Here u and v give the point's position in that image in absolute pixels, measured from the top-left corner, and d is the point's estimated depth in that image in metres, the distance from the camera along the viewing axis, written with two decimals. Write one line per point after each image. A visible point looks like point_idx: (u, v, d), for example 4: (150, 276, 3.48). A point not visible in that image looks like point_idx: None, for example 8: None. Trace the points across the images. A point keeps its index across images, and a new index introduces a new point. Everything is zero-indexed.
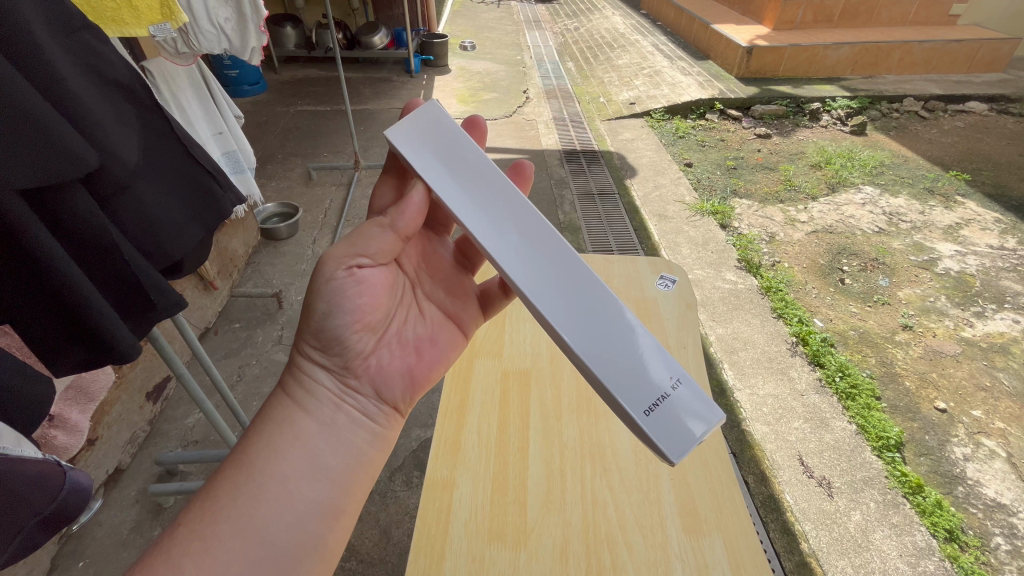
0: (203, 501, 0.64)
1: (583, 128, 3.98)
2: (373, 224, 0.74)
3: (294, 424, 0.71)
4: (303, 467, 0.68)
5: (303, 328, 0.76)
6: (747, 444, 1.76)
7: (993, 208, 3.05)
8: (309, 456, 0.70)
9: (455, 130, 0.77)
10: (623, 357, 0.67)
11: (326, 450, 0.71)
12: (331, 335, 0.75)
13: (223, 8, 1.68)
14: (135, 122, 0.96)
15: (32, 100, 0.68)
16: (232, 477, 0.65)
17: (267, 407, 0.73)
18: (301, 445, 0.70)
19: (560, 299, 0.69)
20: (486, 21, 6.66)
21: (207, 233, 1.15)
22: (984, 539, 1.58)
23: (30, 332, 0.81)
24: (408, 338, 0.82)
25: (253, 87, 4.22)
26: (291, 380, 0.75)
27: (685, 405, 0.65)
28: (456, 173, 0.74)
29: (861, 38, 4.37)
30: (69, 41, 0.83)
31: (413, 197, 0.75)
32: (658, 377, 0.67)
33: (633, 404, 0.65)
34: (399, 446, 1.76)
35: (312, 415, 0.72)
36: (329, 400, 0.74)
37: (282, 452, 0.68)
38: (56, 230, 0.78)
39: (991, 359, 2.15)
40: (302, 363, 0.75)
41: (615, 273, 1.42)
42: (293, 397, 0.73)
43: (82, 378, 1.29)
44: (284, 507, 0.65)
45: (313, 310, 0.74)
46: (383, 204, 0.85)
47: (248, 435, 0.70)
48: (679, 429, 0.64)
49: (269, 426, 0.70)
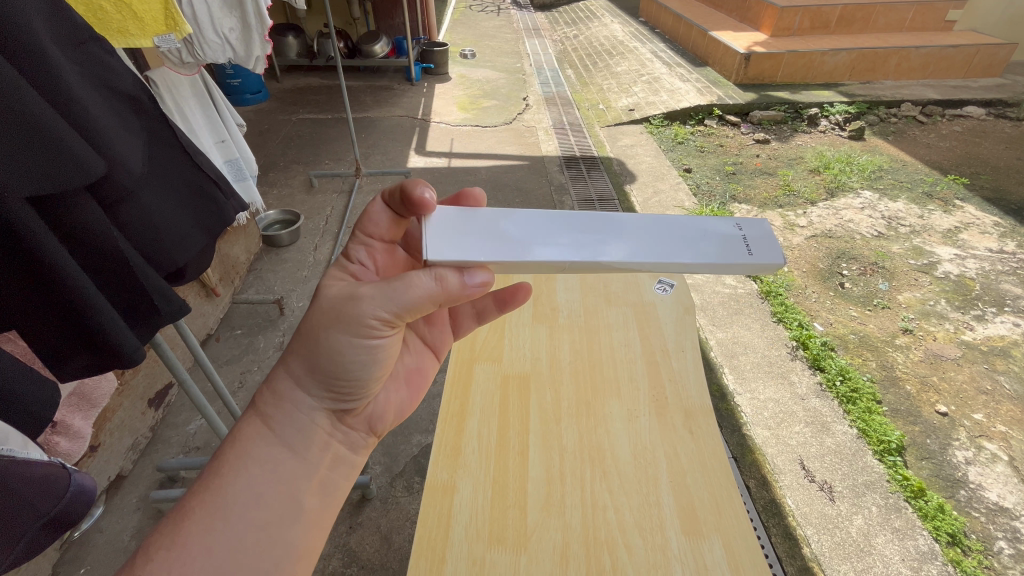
0: (173, 551, 0.57)
1: (582, 135, 4.00)
2: (427, 292, 0.63)
3: (277, 464, 0.66)
4: (284, 512, 0.64)
5: (320, 369, 0.68)
6: (748, 449, 1.77)
7: (992, 212, 3.05)
8: (293, 499, 0.65)
9: (454, 216, 0.73)
10: (714, 237, 0.73)
11: (306, 493, 0.67)
12: (347, 378, 0.69)
13: (227, 19, 1.71)
14: (140, 130, 0.98)
15: (40, 109, 0.70)
16: (206, 524, 0.59)
17: (246, 442, 0.65)
18: (281, 487, 0.65)
19: (663, 241, 0.72)
20: (486, 29, 6.72)
21: (210, 239, 1.17)
22: (988, 543, 1.58)
23: (38, 338, 0.82)
24: (398, 368, 0.83)
25: (254, 96, 4.27)
26: (280, 413, 0.68)
27: (753, 233, 0.75)
28: (498, 235, 0.71)
29: (858, 45, 4.41)
30: (77, 53, 0.86)
31: (477, 278, 0.65)
32: (728, 232, 0.74)
33: (745, 255, 0.71)
34: (400, 452, 1.76)
35: (299, 455, 0.68)
36: (319, 438, 0.70)
37: (264, 496, 0.63)
38: (66, 239, 0.80)
39: (992, 362, 2.15)
40: (300, 396, 0.69)
41: (613, 280, 1.44)
42: (280, 434, 0.67)
43: (85, 385, 1.30)
44: (265, 554, 0.61)
45: (338, 354, 0.66)
46: (377, 226, 0.80)
47: (224, 475, 0.63)
48: (763, 242, 0.73)
49: (250, 467, 0.64)
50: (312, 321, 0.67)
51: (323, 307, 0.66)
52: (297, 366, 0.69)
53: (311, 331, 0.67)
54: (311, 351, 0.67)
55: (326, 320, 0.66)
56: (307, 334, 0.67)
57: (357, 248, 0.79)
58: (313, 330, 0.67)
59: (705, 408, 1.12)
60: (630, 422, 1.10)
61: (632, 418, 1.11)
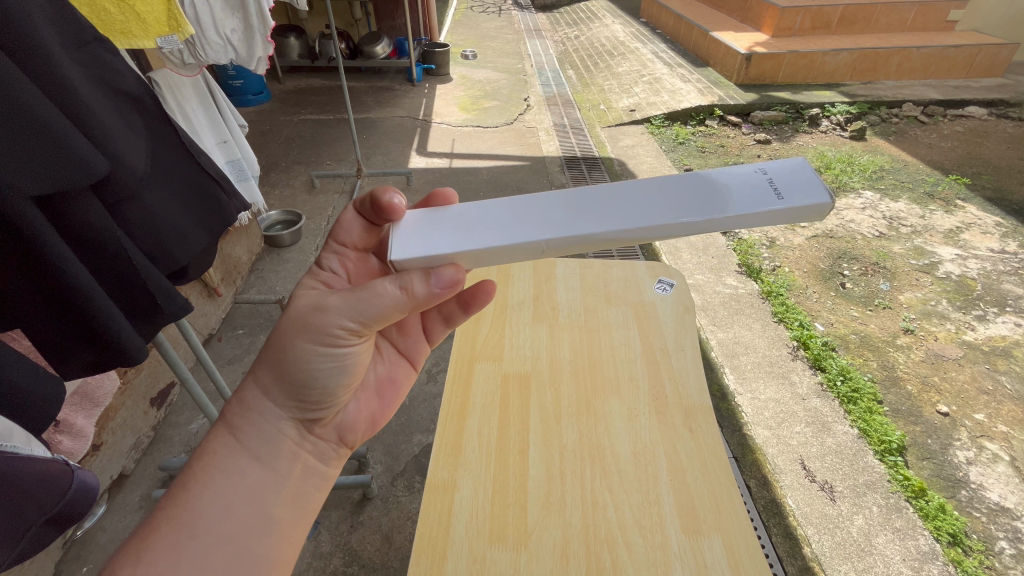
0: (139, 567, 0.58)
1: (583, 135, 4.00)
2: (393, 297, 0.64)
3: (244, 476, 0.67)
4: (251, 524, 0.65)
5: (287, 378, 0.69)
6: (749, 449, 1.77)
7: (994, 212, 3.05)
8: (260, 511, 0.66)
9: (428, 216, 0.73)
10: (733, 189, 0.68)
11: (276, 505, 0.68)
12: (316, 387, 0.71)
13: (229, 20, 1.72)
14: (144, 129, 0.99)
15: (44, 109, 0.70)
16: (172, 539, 0.60)
17: (213, 455, 0.66)
18: (250, 499, 0.66)
19: (675, 200, 0.68)
20: (487, 30, 6.73)
21: (213, 239, 1.17)
22: (989, 543, 1.57)
23: (41, 336, 0.83)
24: (370, 378, 0.84)
25: (256, 97, 4.28)
26: (247, 425, 0.69)
27: (781, 177, 0.69)
28: (481, 226, 0.70)
29: (859, 45, 4.41)
30: (81, 54, 0.86)
31: (441, 278, 0.64)
32: (752, 180, 0.69)
33: (771, 199, 0.66)
34: (402, 451, 1.77)
35: (268, 467, 0.69)
36: (287, 449, 0.71)
37: (230, 509, 0.64)
38: (67, 236, 0.80)
39: (993, 362, 2.15)
40: (267, 407, 0.70)
41: (613, 277, 1.45)
42: (248, 445, 0.69)
43: (88, 383, 1.31)
44: (234, 567, 0.62)
45: (305, 362, 0.68)
46: (348, 235, 0.82)
47: (191, 488, 0.64)
48: (795, 183, 0.68)
49: (217, 480, 0.65)
50: (281, 330, 0.69)
51: (290, 317, 0.69)
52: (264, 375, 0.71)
53: (279, 341, 0.69)
54: (279, 359, 0.69)
55: (293, 327, 0.68)
56: (276, 340, 0.69)
57: (329, 256, 0.81)
58: (281, 339, 0.69)
59: (705, 406, 1.12)
60: (629, 420, 1.10)
61: (632, 416, 1.11)
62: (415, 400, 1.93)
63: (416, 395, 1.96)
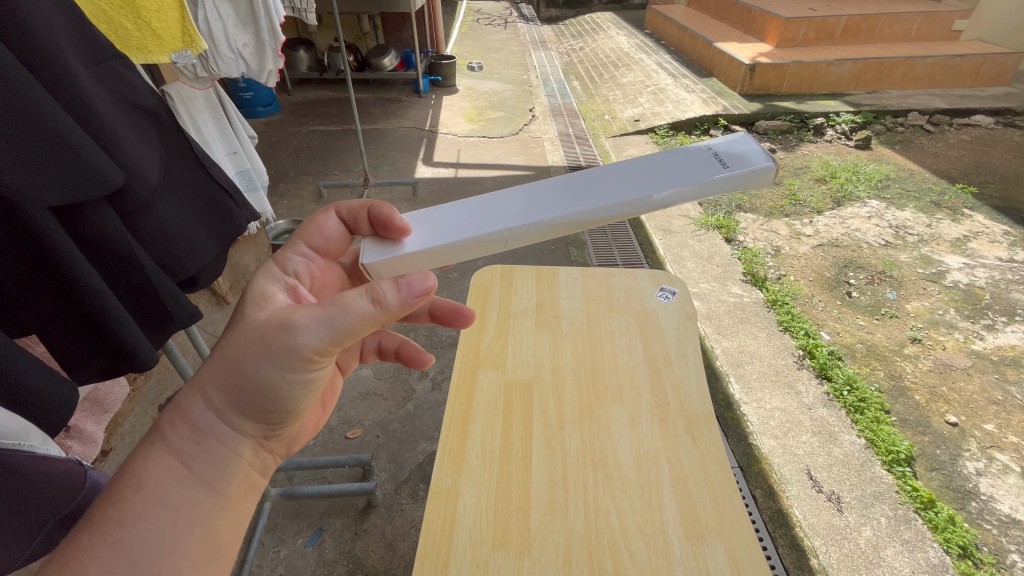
0: None
1: (588, 145, 4.03)
2: (362, 313, 0.63)
3: (193, 505, 0.58)
4: (199, 555, 0.57)
5: (252, 396, 0.64)
6: (755, 459, 1.75)
7: (1002, 221, 3.03)
8: (206, 543, 0.58)
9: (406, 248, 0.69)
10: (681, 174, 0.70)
11: (227, 533, 0.61)
12: (280, 405, 0.67)
13: (240, 35, 1.78)
14: (157, 141, 1.02)
15: (64, 123, 0.74)
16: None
17: (152, 484, 0.57)
18: (198, 530, 0.58)
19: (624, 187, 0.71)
20: (493, 42, 6.82)
21: (223, 248, 1.20)
22: (1000, 556, 1.55)
23: (53, 342, 0.84)
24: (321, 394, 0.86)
25: (266, 108, 4.36)
26: (199, 447, 0.61)
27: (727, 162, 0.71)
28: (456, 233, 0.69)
29: (863, 55, 4.43)
30: (100, 70, 0.90)
31: (413, 287, 0.65)
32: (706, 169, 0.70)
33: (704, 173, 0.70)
34: (406, 459, 1.78)
35: (218, 492, 0.61)
36: (242, 472, 0.65)
37: (175, 544, 0.56)
38: (84, 245, 0.83)
39: (1003, 373, 2.12)
40: (226, 428, 0.63)
41: (615, 286, 1.46)
42: (198, 470, 0.60)
43: (98, 390, 1.33)
44: None
45: (277, 376, 0.64)
46: (328, 237, 0.82)
47: (129, 525, 0.54)
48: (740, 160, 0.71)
49: (161, 514, 0.56)
50: (246, 341, 0.64)
51: (255, 330, 0.64)
52: (215, 400, 0.63)
53: (245, 351, 0.63)
54: (243, 379, 0.63)
55: (257, 343, 0.63)
56: (235, 356, 0.63)
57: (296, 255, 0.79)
58: (247, 352, 0.63)
59: (706, 413, 1.13)
60: (632, 427, 1.11)
61: (634, 423, 1.12)
62: (419, 409, 1.94)
63: (420, 403, 1.97)
